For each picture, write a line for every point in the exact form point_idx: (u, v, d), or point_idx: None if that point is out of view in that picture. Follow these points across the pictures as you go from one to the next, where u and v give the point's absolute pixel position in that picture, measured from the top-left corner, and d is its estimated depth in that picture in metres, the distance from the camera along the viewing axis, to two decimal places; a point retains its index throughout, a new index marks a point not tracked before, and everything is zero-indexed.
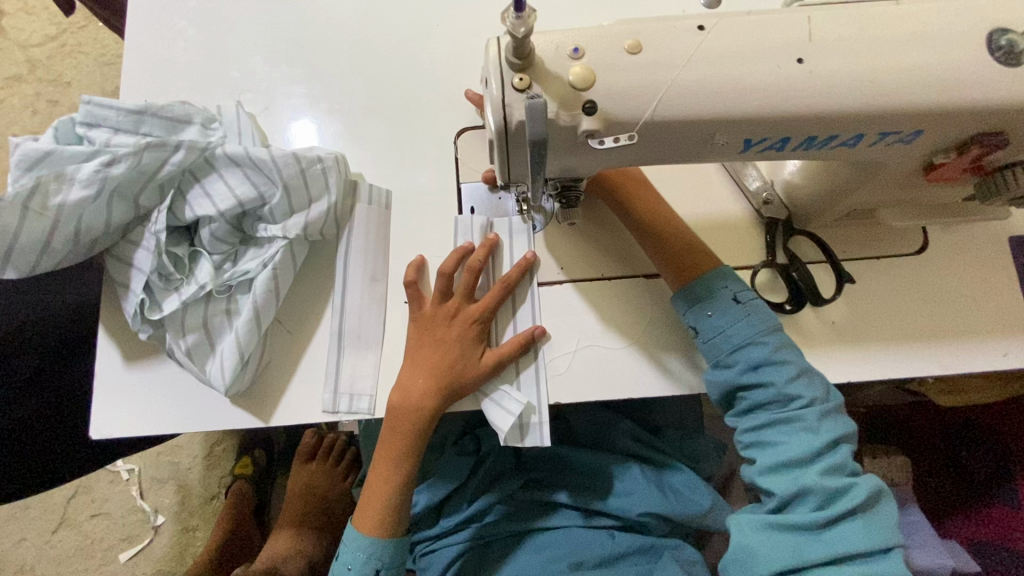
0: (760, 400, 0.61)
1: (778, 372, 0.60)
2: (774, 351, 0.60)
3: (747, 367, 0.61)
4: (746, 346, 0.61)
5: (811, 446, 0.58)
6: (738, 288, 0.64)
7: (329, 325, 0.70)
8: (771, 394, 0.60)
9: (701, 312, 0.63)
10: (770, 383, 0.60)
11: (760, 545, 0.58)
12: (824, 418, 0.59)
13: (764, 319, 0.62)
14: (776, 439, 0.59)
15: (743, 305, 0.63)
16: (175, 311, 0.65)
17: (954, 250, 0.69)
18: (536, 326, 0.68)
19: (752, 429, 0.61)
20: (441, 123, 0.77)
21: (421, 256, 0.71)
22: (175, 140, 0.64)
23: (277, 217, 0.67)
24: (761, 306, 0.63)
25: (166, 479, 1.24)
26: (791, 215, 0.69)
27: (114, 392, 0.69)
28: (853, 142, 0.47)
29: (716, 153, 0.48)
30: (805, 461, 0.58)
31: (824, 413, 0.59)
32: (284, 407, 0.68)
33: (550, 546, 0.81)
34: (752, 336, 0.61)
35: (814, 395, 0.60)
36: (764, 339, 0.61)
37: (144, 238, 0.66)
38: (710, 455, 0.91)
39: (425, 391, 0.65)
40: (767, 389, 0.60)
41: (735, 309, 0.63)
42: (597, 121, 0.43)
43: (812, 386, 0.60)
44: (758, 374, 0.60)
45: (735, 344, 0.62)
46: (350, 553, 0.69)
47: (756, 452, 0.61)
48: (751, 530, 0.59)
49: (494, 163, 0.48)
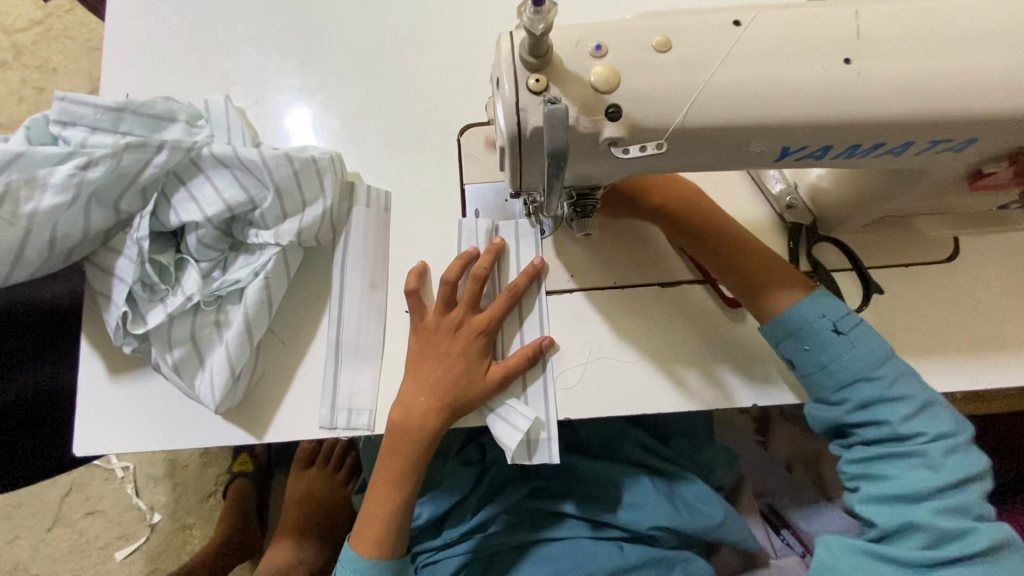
0: (869, 433, 0.56)
1: (893, 411, 0.55)
2: (888, 387, 0.55)
3: (857, 406, 0.56)
4: (855, 383, 0.56)
5: (928, 485, 0.53)
6: (839, 318, 0.57)
7: (325, 335, 0.66)
8: (884, 432, 0.55)
9: (798, 344, 0.58)
10: (882, 421, 0.55)
11: (848, 565, 0.55)
12: (947, 456, 0.54)
13: (875, 352, 0.56)
14: (888, 473, 0.55)
15: (846, 336, 0.57)
16: (160, 324, 0.61)
17: (986, 259, 0.66)
18: (544, 336, 0.64)
19: (860, 460, 0.57)
20: (445, 120, 0.73)
21: (423, 263, 0.67)
22: (157, 141, 0.59)
23: (269, 221, 0.63)
24: (869, 335, 0.57)
25: (162, 477, 1.18)
26: (816, 220, 0.65)
27: (99, 409, 0.65)
28: (899, 150, 0.43)
29: (749, 161, 0.44)
30: (919, 498, 0.53)
31: (948, 450, 0.54)
32: (278, 423, 0.64)
33: (556, 559, 0.77)
34: (863, 373, 0.56)
35: (937, 432, 0.54)
36: (876, 375, 0.56)
37: (125, 246, 0.61)
38: (719, 464, 0.89)
39: (428, 408, 0.61)
40: (880, 428, 0.55)
41: (839, 343, 0.57)
42: (621, 128, 0.39)
43: (934, 420, 0.55)
44: (870, 413, 0.55)
45: (842, 382, 0.56)
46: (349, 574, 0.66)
47: (862, 483, 0.57)
48: (842, 552, 0.56)
49: (506, 171, 0.44)
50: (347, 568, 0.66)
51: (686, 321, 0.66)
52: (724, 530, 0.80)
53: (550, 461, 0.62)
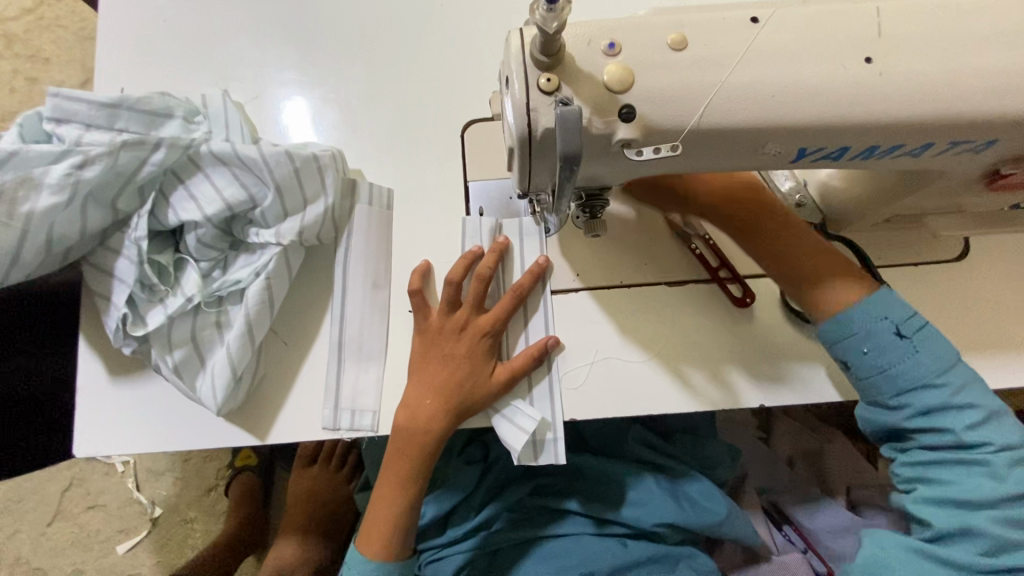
0: (932, 442, 0.54)
1: (958, 419, 0.53)
2: (953, 395, 0.53)
3: (919, 412, 0.54)
4: (918, 388, 0.54)
5: (993, 492, 0.52)
6: (903, 320, 0.55)
7: (327, 334, 0.65)
8: (948, 439, 0.54)
9: (855, 348, 0.56)
10: (946, 430, 0.53)
11: (901, 567, 0.54)
12: (1013, 467, 0.53)
13: (940, 357, 0.54)
14: (948, 478, 0.54)
15: (909, 339, 0.54)
16: (160, 325, 0.60)
17: (997, 259, 0.65)
18: (549, 335, 0.64)
19: (918, 463, 0.56)
20: (449, 115, 0.71)
21: (426, 262, 0.66)
22: (154, 139, 0.58)
23: (270, 220, 0.62)
24: (930, 341, 0.55)
25: (163, 472, 1.17)
26: (825, 219, 0.63)
27: (98, 410, 0.64)
28: (919, 151, 0.42)
29: (764, 162, 0.43)
30: (981, 505, 0.52)
31: (1015, 460, 0.53)
32: (281, 425, 0.63)
33: (560, 555, 0.77)
34: (928, 378, 0.54)
35: (1003, 441, 0.53)
36: (941, 382, 0.54)
37: (123, 246, 0.60)
38: (723, 461, 0.87)
39: (434, 411, 0.61)
40: (944, 435, 0.54)
41: (902, 346, 0.54)
42: (635, 129, 0.38)
43: (1000, 430, 0.54)
44: (933, 421, 0.54)
45: (905, 387, 0.54)
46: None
47: (920, 487, 0.56)
48: (895, 553, 0.56)
49: (514, 172, 0.43)
50: (353, 570, 0.65)
51: (694, 321, 0.65)
52: (729, 526, 0.79)
53: (555, 462, 0.61)
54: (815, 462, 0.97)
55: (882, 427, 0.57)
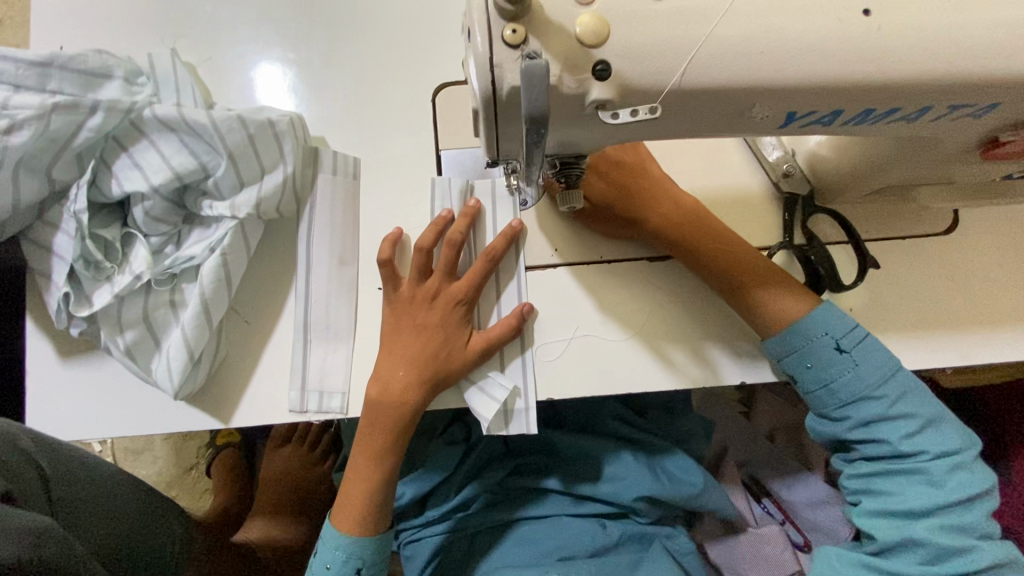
0: (872, 454, 0.55)
1: (895, 430, 0.54)
2: (893, 406, 0.54)
3: (859, 424, 0.55)
4: (858, 401, 0.55)
5: (930, 500, 0.52)
6: (842, 334, 0.55)
7: (293, 313, 0.62)
8: (887, 450, 0.54)
9: (798, 362, 0.56)
10: (885, 441, 0.54)
11: None
12: (952, 473, 0.53)
13: (879, 368, 0.55)
14: (888, 488, 0.54)
15: (849, 353, 0.55)
16: (107, 305, 0.56)
17: (985, 232, 0.63)
18: (523, 303, 0.61)
19: (860, 475, 0.56)
20: (419, 78, 0.67)
21: (399, 229, 0.62)
22: (89, 101, 0.53)
23: (224, 191, 0.58)
24: (869, 351, 0.55)
25: (142, 450, 1.10)
26: (813, 190, 0.61)
27: (52, 393, 0.60)
28: (914, 117, 0.39)
29: (751, 128, 0.40)
30: (919, 514, 0.52)
31: (953, 467, 0.53)
32: (245, 409, 0.60)
33: (539, 539, 0.76)
34: (868, 391, 0.54)
35: (942, 449, 0.54)
36: (881, 394, 0.54)
37: (62, 219, 0.56)
38: (696, 434, 0.86)
39: (407, 384, 0.57)
40: (882, 446, 0.54)
41: (840, 360, 0.55)
42: (610, 89, 0.34)
43: (938, 437, 0.54)
44: (873, 432, 0.54)
45: (845, 400, 0.55)
46: (328, 552, 0.61)
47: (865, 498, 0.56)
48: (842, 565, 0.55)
49: (480, 137, 0.39)
50: (327, 546, 0.61)
51: (675, 293, 0.63)
52: (705, 497, 0.78)
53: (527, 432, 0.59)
54: (795, 438, 0.97)
55: (826, 439, 0.58)
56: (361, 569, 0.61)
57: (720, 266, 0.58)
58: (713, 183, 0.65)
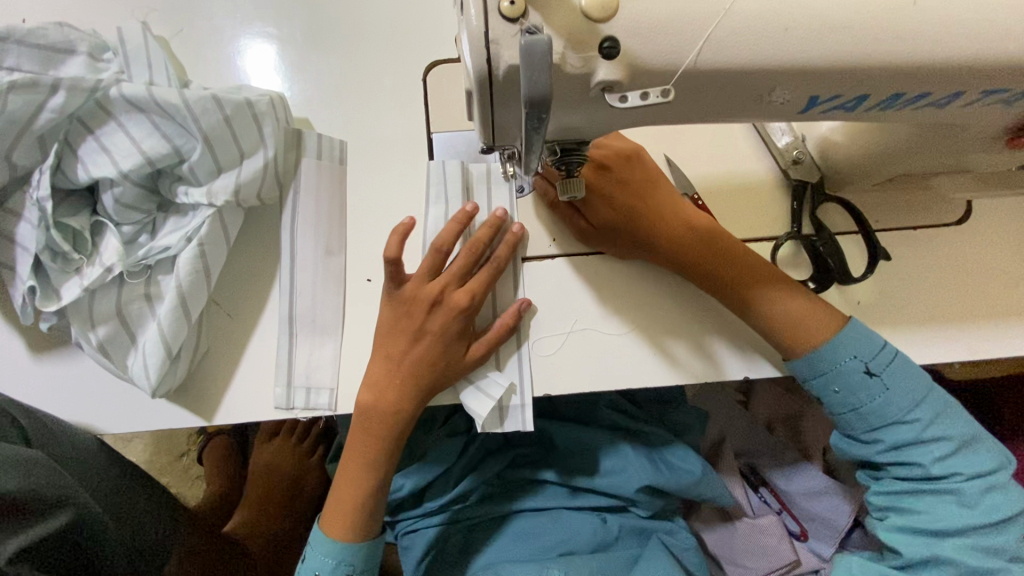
0: (902, 475, 0.56)
1: (927, 453, 0.54)
2: (924, 430, 0.55)
3: (889, 447, 0.55)
4: (889, 425, 0.55)
5: (961, 521, 0.53)
6: (872, 357, 0.55)
7: (278, 306, 0.58)
8: (918, 472, 0.55)
9: (826, 387, 0.56)
10: (916, 463, 0.55)
11: None
12: (985, 494, 0.54)
13: (912, 392, 0.55)
14: (917, 506, 0.55)
15: (879, 377, 0.55)
16: (77, 299, 0.52)
17: (999, 223, 0.61)
18: (521, 298, 0.58)
19: (889, 493, 0.57)
20: (410, 57, 0.63)
21: (410, 218, 0.54)
22: (50, 79, 0.49)
23: (200, 177, 0.54)
24: (899, 377, 0.55)
25: (131, 438, 1.04)
26: (823, 177, 0.59)
27: (20, 391, 0.56)
28: (946, 101, 0.36)
29: (770, 113, 0.36)
30: (948, 534, 0.53)
31: (987, 488, 0.54)
32: (227, 408, 0.57)
33: (538, 535, 0.74)
34: (899, 416, 0.55)
35: (974, 470, 0.55)
36: (912, 418, 0.55)
37: (26, 208, 0.52)
38: (692, 425, 0.83)
39: (400, 386, 0.55)
40: (913, 468, 0.55)
41: (870, 384, 0.55)
42: (618, 69, 0.31)
43: (972, 459, 0.55)
44: (904, 455, 0.55)
45: (874, 424, 0.56)
46: (317, 558, 0.59)
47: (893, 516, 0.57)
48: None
49: (474, 121, 0.36)
50: (317, 552, 0.59)
51: (677, 286, 0.60)
52: (703, 487, 0.76)
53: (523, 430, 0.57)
54: (794, 426, 0.95)
55: (854, 458, 0.59)
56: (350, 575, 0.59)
57: (723, 267, 0.56)
58: (718, 170, 0.62)
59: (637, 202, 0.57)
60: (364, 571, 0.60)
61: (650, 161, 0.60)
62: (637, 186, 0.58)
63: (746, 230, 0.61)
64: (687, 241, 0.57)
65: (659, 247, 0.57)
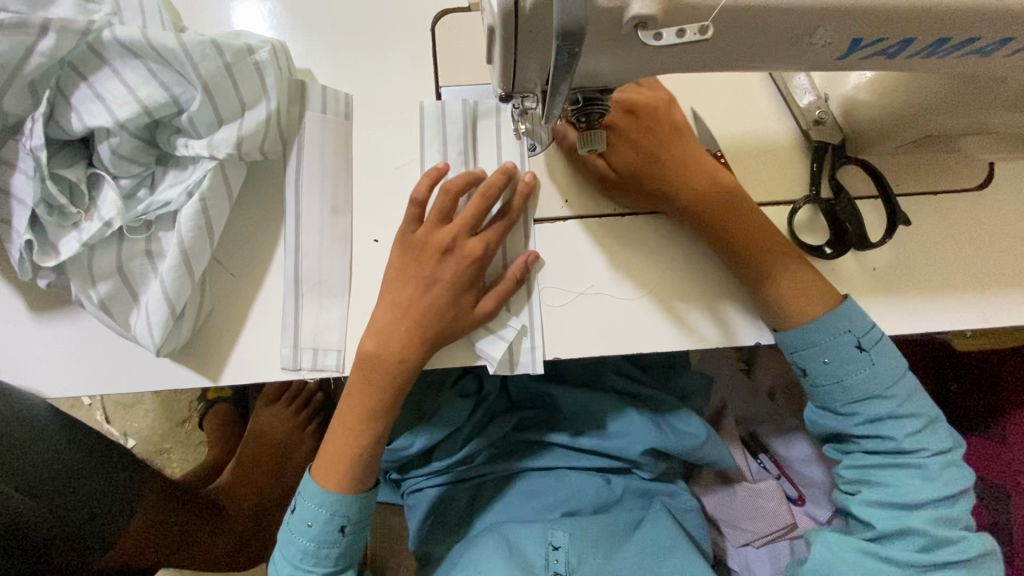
0: (873, 449, 0.56)
1: (899, 428, 0.55)
2: (900, 405, 0.55)
3: (865, 421, 0.56)
4: (869, 399, 0.55)
5: (926, 494, 0.54)
6: (863, 333, 0.54)
7: (282, 265, 0.57)
8: (888, 446, 0.56)
9: (814, 359, 0.56)
10: (888, 437, 0.55)
11: (847, 563, 0.55)
12: (945, 469, 0.56)
13: (890, 369, 0.55)
14: (885, 479, 0.56)
15: (868, 352, 0.54)
16: (76, 254, 0.51)
17: (1019, 187, 0.60)
18: (530, 252, 0.56)
19: (858, 466, 0.57)
20: (417, 6, 0.60)
21: (445, 164, 0.55)
22: (40, 19, 0.46)
23: (200, 129, 0.52)
24: (888, 351, 0.55)
25: (133, 404, 1.03)
26: (846, 138, 0.57)
27: (15, 368, 0.55)
28: (990, 49, 0.35)
29: (808, 57, 0.35)
30: (915, 506, 0.55)
31: (946, 463, 0.56)
32: (233, 367, 0.56)
33: (543, 494, 0.74)
34: (879, 390, 0.55)
35: (938, 447, 0.56)
36: (891, 394, 0.55)
37: (19, 157, 0.50)
38: (697, 391, 0.83)
39: (407, 342, 0.54)
40: (885, 442, 0.56)
41: (860, 359, 0.54)
42: (654, 3, 0.30)
43: (936, 436, 0.56)
44: (878, 429, 0.55)
45: (856, 396, 0.55)
46: (309, 509, 0.58)
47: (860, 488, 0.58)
48: (845, 550, 0.55)
49: (495, 64, 0.35)
50: (309, 502, 0.58)
51: (693, 245, 0.58)
52: (704, 451, 0.76)
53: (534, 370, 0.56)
54: (795, 394, 0.95)
55: (824, 433, 0.60)
56: (344, 526, 0.59)
57: (737, 232, 0.55)
58: (738, 129, 0.60)
59: (662, 152, 0.56)
60: (358, 524, 0.60)
61: (678, 112, 0.58)
62: (668, 131, 0.57)
63: (766, 191, 0.59)
64: (708, 195, 0.56)
65: (679, 199, 0.56)
